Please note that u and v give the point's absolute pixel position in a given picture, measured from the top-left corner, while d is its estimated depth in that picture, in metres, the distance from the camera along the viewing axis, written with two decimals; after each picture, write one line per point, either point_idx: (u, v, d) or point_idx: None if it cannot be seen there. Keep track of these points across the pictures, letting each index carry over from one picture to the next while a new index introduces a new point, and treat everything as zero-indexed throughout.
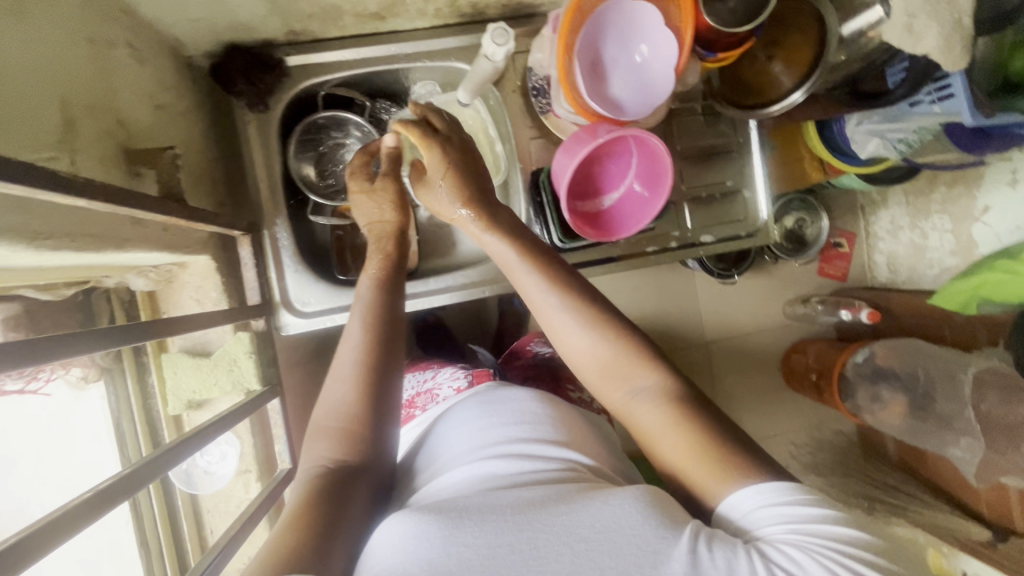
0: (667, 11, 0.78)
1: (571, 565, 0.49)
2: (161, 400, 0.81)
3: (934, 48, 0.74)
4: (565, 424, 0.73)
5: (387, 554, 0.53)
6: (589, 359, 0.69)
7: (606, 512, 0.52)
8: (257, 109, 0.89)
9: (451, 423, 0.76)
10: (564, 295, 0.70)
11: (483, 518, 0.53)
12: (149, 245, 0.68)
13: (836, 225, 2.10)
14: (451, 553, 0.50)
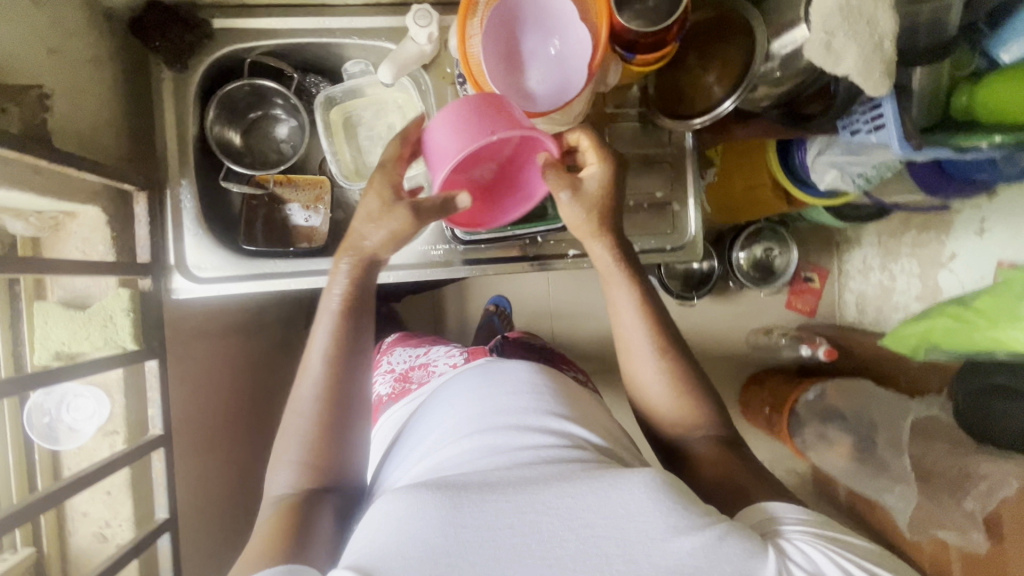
0: (585, 6, 0.77)
1: (577, 550, 0.50)
2: (30, 348, 0.78)
3: (854, 70, 0.73)
4: (564, 396, 0.74)
5: (377, 533, 0.53)
6: (667, 400, 0.76)
7: (615, 493, 0.53)
8: (175, 69, 0.87)
9: (445, 396, 0.78)
10: (657, 343, 0.76)
11: (482, 499, 0.53)
12: (11, 184, 0.66)
13: (809, 259, 2.07)
14: (449, 537, 0.51)
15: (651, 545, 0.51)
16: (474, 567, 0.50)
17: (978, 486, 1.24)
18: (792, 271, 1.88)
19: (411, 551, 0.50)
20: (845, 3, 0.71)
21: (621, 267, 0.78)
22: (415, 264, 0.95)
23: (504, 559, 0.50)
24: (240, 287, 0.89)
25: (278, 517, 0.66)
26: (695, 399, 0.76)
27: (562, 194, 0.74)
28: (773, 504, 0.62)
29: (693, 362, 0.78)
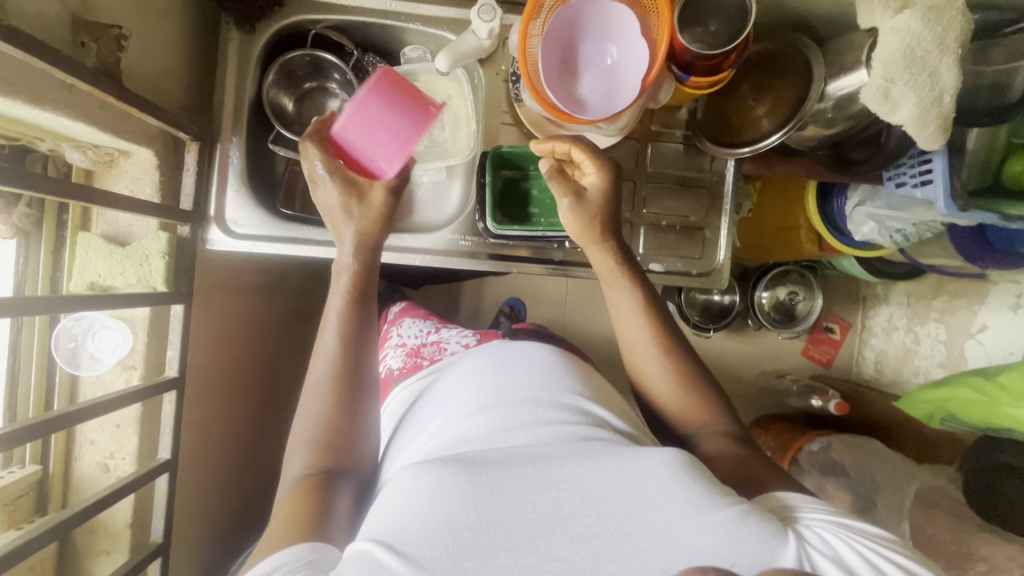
0: (648, 20, 0.77)
1: (597, 525, 0.54)
2: (66, 274, 0.81)
3: (908, 121, 0.73)
4: (578, 376, 0.76)
5: (401, 501, 0.57)
6: (667, 390, 0.79)
7: (634, 473, 0.57)
8: (244, 28, 0.91)
9: (455, 375, 0.81)
10: (660, 342, 0.79)
11: (502, 475, 0.57)
12: (81, 117, 0.69)
13: (832, 310, 2.02)
14: (473, 511, 0.54)
15: (668, 521, 0.54)
16: (498, 540, 0.53)
17: (978, 565, 1.20)
18: (814, 319, 1.85)
19: (436, 521, 0.54)
20: (909, 52, 0.71)
21: (623, 270, 0.80)
22: (441, 250, 0.97)
23: (525, 532, 0.54)
24: (270, 247, 0.90)
25: (296, 494, 0.67)
26: (695, 391, 0.78)
27: (564, 201, 0.77)
28: (789, 494, 0.64)
29: (691, 354, 0.80)
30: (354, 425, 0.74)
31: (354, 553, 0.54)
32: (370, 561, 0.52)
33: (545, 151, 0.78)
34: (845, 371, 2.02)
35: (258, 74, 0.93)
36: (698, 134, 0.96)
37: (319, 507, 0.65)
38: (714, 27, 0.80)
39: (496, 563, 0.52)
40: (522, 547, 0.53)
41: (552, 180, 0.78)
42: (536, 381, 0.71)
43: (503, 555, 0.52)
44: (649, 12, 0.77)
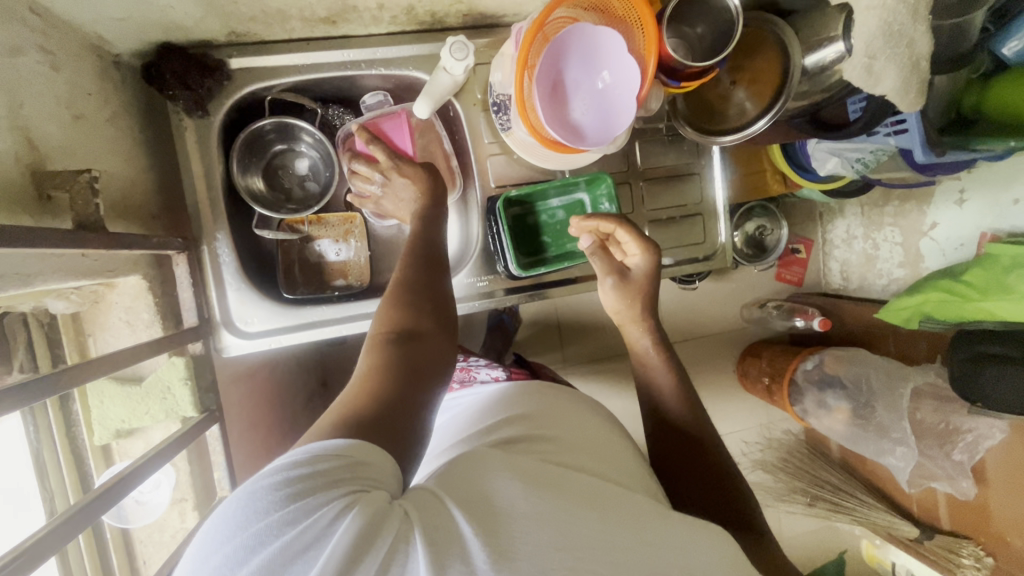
0: (631, 34, 0.76)
1: (641, 563, 0.48)
2: (87, 429, 0.76)
3: (892, 91, 0.75)
4: (603, 433, 0.72)
5: (462, 484, 0.51)
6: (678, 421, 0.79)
7: (673, 532, 0.52)
8: (195, 115, 0.83)
9: (484, 416, 0.75)
10: (682, 398, 0.79)
11: (561, 490, 0.52)
12: (66, 274, 0.61)
13: (793, 231, 2.00)
14: (528, 508, 0.48)
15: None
16: (551, 535, 0.46)
17: (965, 438, 1.36)
18: (783, 247, 1.84)
19: (498, 503, 0.48)
20: (887, 28, 0.73)
21: (659, 351, 0.81)
22: (461, 296, 0.95)
23: (576, 539, 0.47)
24: (292, 338, 0.87)
25: (370, 363, 0.59)
26: (704, 437, 0.78)
27: (608, 279, 0.81)
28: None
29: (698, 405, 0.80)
30: (438, 316, 0.66)
31: (414, 498, 0.48)
32: (438, 517, 0.46)
33: (589, 228, 0.81)
34: (814, 286, 2.05)
35: (222, 156, 0.86)
36: (681, 122, 0.96)
37: (399, 384, 0.57)
38: (700, 29, 0.81)
39: (550, 553, 0.45)
40: (574, 551, 0.46)
41: (596, 257, 0.81)
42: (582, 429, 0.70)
43: (554, 551, 0.45)
44: (632, 27, 0.75)
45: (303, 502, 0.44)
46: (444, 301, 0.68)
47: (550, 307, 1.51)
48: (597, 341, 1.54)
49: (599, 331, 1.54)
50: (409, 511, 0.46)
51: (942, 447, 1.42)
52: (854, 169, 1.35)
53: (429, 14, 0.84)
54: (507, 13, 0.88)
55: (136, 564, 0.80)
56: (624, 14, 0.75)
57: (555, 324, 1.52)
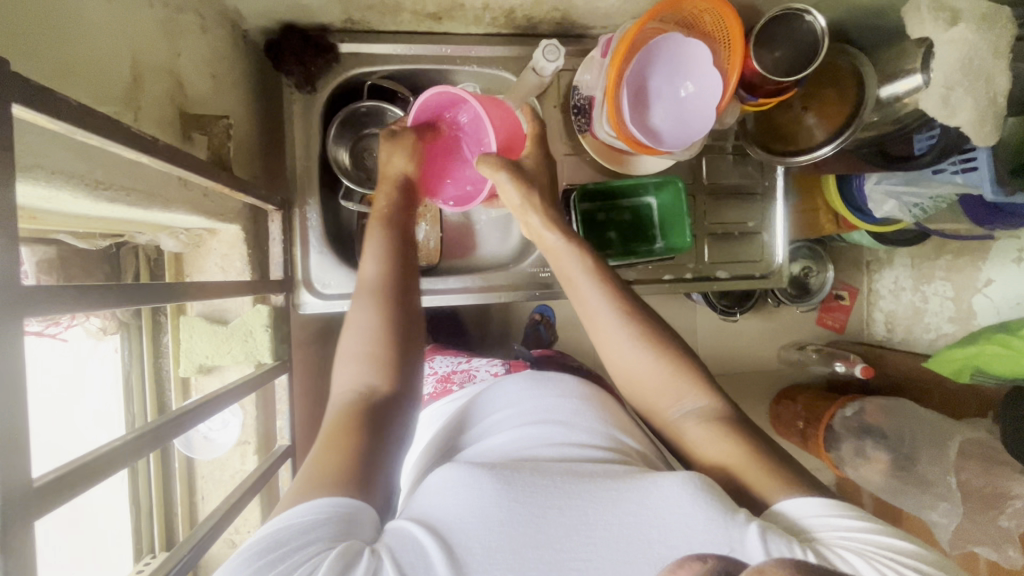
0: (716, 49, 0.81)
1: (620, 534, 0.50)
2: (174, 360, 0.82)
3: (967, 124, 0.77)
4: (609, 410, 0.70)
5: (437, 497, 0.52)
6: (648, 375, 0.70)
7: (655, 490, 0.52)
8: (303, 90, 0.90)
9: (475, 403, 0.74)
10: (633, 327, 0.71)
11: (530, 480, 0.53)
12: (190, 208, 0.67)
13: (838, 276, 1.86)
14: (505, 515, 0.50)
15: (692, 536, 0.50)
16: (530, 536, 0.49)
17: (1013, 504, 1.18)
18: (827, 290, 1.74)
19: (472, 514, 0.50)
20: (967, 61, 0.76)
21: (591, 269, 0.75)
22: (521, 285, 1.00)
23: (554, 534, 0.50)
24: None
25: (333, 424, 0.60)
26: (663, 365, 0.69)
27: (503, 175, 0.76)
28: (788, 501, 0.56)
29: (683, 345, 0.72)
30: (400, 369, 0.66)
31: (394, 531, 0.50)
32: (414, 544, 0.48)
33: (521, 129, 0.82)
34: (856, 336, 1.89)
35: (321, 130, 0.93)
36: (750, 143, 1.00)
37: (359, 446, 0.58)
38: (778, 53, 0.83)
39: (529, 555, 0.48)
40: (549, 545, 0.49)
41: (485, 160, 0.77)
42: (572, 406, 0.67)
43: (531, 551, 0.49)
44: (718, 43, 0.81)
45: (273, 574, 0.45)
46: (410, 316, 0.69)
47: None
48: None
49: None
50: (383, 552, 0.48)
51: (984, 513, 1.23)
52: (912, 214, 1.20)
53: (525, 19, 0.91)
54: (596, 25, 0.95)
55: (194, 498, 0.87)
56: (712, 31, 0.81)
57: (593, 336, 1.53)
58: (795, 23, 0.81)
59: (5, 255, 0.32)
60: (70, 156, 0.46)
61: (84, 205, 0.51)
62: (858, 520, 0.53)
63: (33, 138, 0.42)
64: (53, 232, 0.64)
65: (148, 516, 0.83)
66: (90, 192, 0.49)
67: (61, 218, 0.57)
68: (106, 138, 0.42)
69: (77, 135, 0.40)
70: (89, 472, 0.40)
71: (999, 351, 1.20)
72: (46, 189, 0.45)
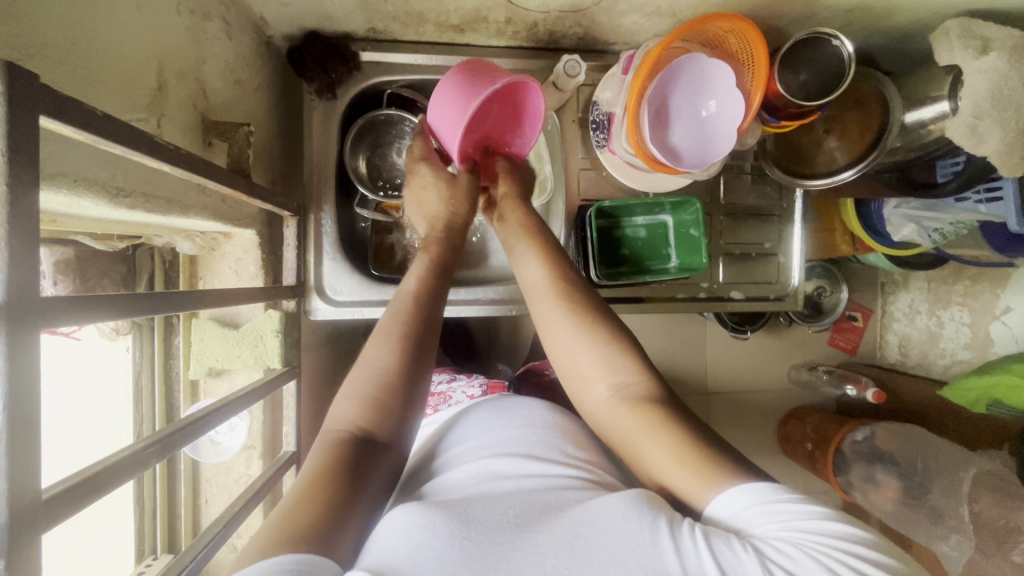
0: (741, 70, 0.80)
1: (570, 560, 0.45)
2: (184, 362, 0.82)
3: (995, 152, 0.76)
4: (574, 441, 0.66)
5: (391, 544, 0.49)
6: (587, 363, 0.68)
7: (601, 510, 0.49)
8: (324, 97, 0.91)
9: (441, 440, 0.71)
10: (579, 322, 0.69)
11: (482, 517, 0.50)
12: (207, 213, 0.67)
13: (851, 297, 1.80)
14: (455, 552, 0.46)
15: (641, 551, 0.45)
16: (473, 572, 0.45)
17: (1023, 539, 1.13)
18: (840, 311, 1.71)
19: (423, 556, 0.46)
20: (997, 91, 0.75)
21: (547, 278, 0.74)
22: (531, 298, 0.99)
23: (498, 565, 0.45)
24: (374, 312, 0.91)
25: (318, 465, 0.58)
26: (606, 354, 0.67)
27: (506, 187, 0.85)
28: (721, 495, 0.52)
29: (628, 333, 0.70)
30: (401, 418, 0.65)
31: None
32: None
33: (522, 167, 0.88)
34: (869, 359, 1.82)
35: (339, 136, 0.93)
36: (768, 162, 0.97)
37: (343, 487, 0.56)
38: (804, 77, 0.83)
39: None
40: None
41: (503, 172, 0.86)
42: (533, 437, 0.64)
43: None
44: (743, 63, 0.80)
45: None
46: (419, 365, 0.68)
47: None
48: None
49: None
50: None
51: (997, 547, 1.17)
52: (931, 240, 1.17)
53: (547, 33, 0.91)
54: (618, 41, 0.94)
55: (198, 500, 0.86)
56: (738, 50, 0.80)
57: None
58: (823, 48, 0.80)
59: (25, 266, 0.32)
60: (93, 165, 0.47)
61: (104, 211, 0.51)
62: (797, 501, 0.49)
63: (56, 147, 0.42)
64: (72, 234, 0.65)
65: (152, 517, 0.84)
66: (110, 199, 0.49)
67: (80, 221, 0.57)
68: (131, 147, 0.42)
69: (99, 144, 0.40)
70: (93, 486, 0.39)
71: (1014, 382, 1.17)
72: (69, 196, 0.45)
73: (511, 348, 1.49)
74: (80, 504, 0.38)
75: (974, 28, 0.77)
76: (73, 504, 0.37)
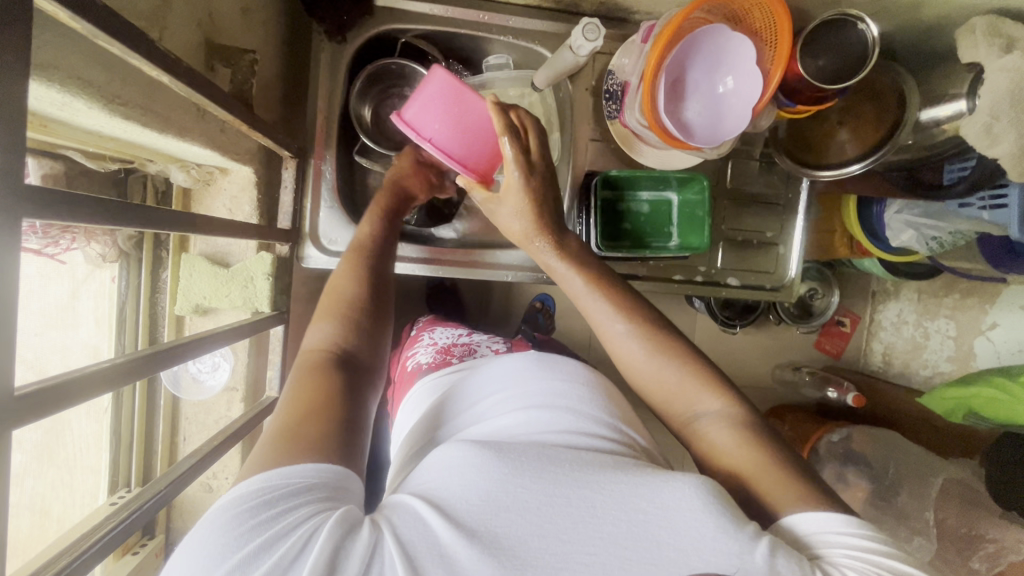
0: (761, 49, 0.78)
1: (628, 532, 0.48)
2: (171, 297, 0.81)
3: (1007, 155, 0.76)
4: (615, 398, 0.66)
5: (439, 477, 0.50)
6: (655, 382, 0.69)
7: (668, 491, 0.50)
8: (334, 39, 0.88)
9: (478, 379, 0.71)
10: (631, 321, 0.71)
11: (541, 466, 0.51)
12: (205, 141, 0.66)
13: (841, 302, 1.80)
14: (510, 499, 0.48)
15: (702, 544, 0.48)
16: (532, 523, 0.47)
17: (986, 546, 1.14)
18: (830, 314, 1.71)
19: (475, 496, 0.48)
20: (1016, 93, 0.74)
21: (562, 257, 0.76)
22: (529, 266, 0.98)
23: (558, 523, 0.48)
24: None
25: (305, 378, 0.57)
26: (682, 363, 0.69)
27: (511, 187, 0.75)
28: (796, 514, 0.55)
29: (699, 354, 0.71)
30: (377, 344, 0.66)
31: (397, 507, 0.49)
32: (417, 526, 0.46)
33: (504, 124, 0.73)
34: (853, 364, 1.83)
35: (346, 82, 0.90)
36: (778, 151, 0.98)
37: (336, 405, 0.55)
38: (822, 62, 0.80)
39: (529, 544, 0.46)
40: (555, 535, 0.47)
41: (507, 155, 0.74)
42: (579, 392, 0.62)
43: (536, 540, 0.47)
44: (764, 42, 0.78)
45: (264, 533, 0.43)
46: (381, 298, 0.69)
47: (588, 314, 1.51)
48: None
49: None
50: (382, 522, 0.47)
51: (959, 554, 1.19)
52: (928, 247, 1.17)
53: None
54: (640, 11, 0.92)
55: (176, 437, 0.86)
56: (760, 27, 0.78)
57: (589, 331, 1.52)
58: (847, 31, 0.79)
59: (10, 141, 0.31)
60: (89, 64, 0.45)
61: (98, 118, 0.49)
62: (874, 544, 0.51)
63: (49, 36, 0.40)
64: (62, 147, 0.63)
65: (126, 448, 0.83)
66: (105, 105, 0.48)
67: (70, 130, 0.55)
68: (131, 47, 0.41)
69: (97, 38, 0.38)
70: (62, 394, 0.38)
71: (995, 395, 1.13)
72: (61, 93, 0.43)
73: (501, 321, 1.49)
74: (51, 411, 0.37)
75: (1000, 26, 0.76)
76: (44, 409, 0.36)
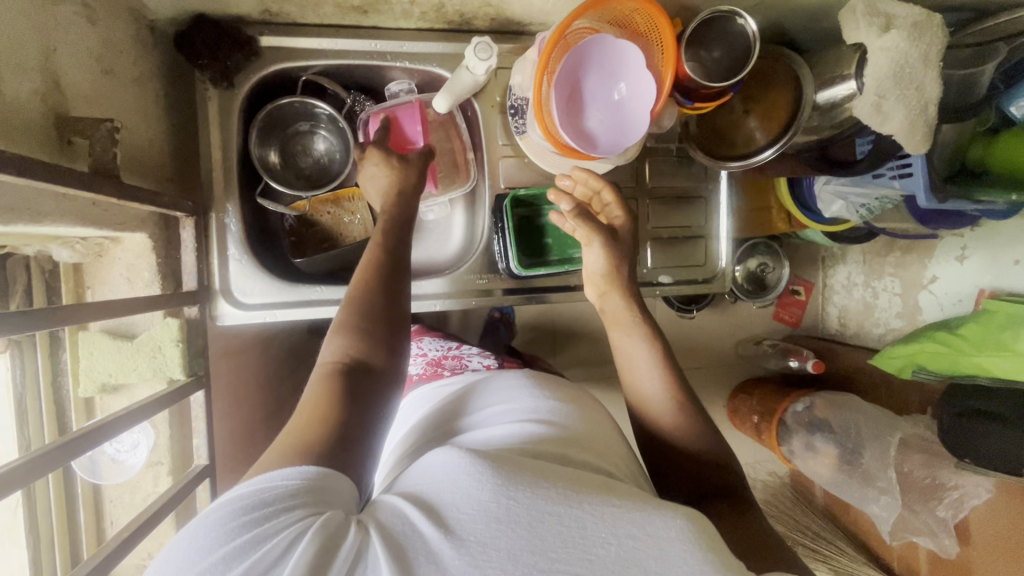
0: (650, 52, 0.78)
1: (618, 559, 0.41)
2: (74, 379, 0.77)
3: (899, 129, 0.77)
4: (586, 420, 0.63)
5: (432, 488, 0.45)
6: (660, 409, 0.73)
7: (658, 521, 0.43)
8: (220, 86, 0.84)
9: (474, 405, 0.69)
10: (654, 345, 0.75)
11: (535, 477, 0.45)
12: (74, 219, 0.62)
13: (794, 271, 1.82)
14: (500, 510, 0.42)
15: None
16: (521, 537, 0.41)
17: (949, 494, 1.17)
18: (783, 286, 1.71)
19: (467, 505, 0.43)
20: (898, 70, 0.75)
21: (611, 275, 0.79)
22: (458, 292, 0.96)
23: (547, 542, 0.41)
24: (286, 314, 0.87)
25: (314, 395, 0.57)
26: (694, 412, 0.72)
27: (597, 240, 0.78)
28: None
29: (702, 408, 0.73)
30: (390, 343, 0.65)
31: (389, 508, 0.45)
32: (407, 525, 0.43)
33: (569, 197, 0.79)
34: (812, 331, 1.86)
35: (240, 128, 0.87)
36: (691, 145, 0.97)
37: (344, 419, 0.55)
38: (716, 53, 0.82)
39: (521, 558, 0.40)
40: (542, 553, 0.41)
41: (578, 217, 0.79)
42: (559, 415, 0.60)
43: (525, 554, 0.40)
44: (652, 43, 0.78)
45: (251, 532, 0.41)
46: (396, 291, 0.70)
47: (548, 319, 1.49)
48: (590, 357, 1.52)
49: (591, 345, 1.52)
50: (371, 523, 0.44)
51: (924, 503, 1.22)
52: (858, 215, 1.19)
53: (457, 14, 0.87)
54: (535, 22, 0.91)
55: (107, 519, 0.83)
56: (645, 30, 0.78)
57: (549, 335, 1.50)
58: (727, 25, 0.80)
59: None
60: None
61: None
62: None
63: None
64: None
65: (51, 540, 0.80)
66: None
67: None
68: None
69: None
70: None
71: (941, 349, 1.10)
72: None
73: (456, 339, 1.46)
74: None
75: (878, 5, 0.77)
76: None
